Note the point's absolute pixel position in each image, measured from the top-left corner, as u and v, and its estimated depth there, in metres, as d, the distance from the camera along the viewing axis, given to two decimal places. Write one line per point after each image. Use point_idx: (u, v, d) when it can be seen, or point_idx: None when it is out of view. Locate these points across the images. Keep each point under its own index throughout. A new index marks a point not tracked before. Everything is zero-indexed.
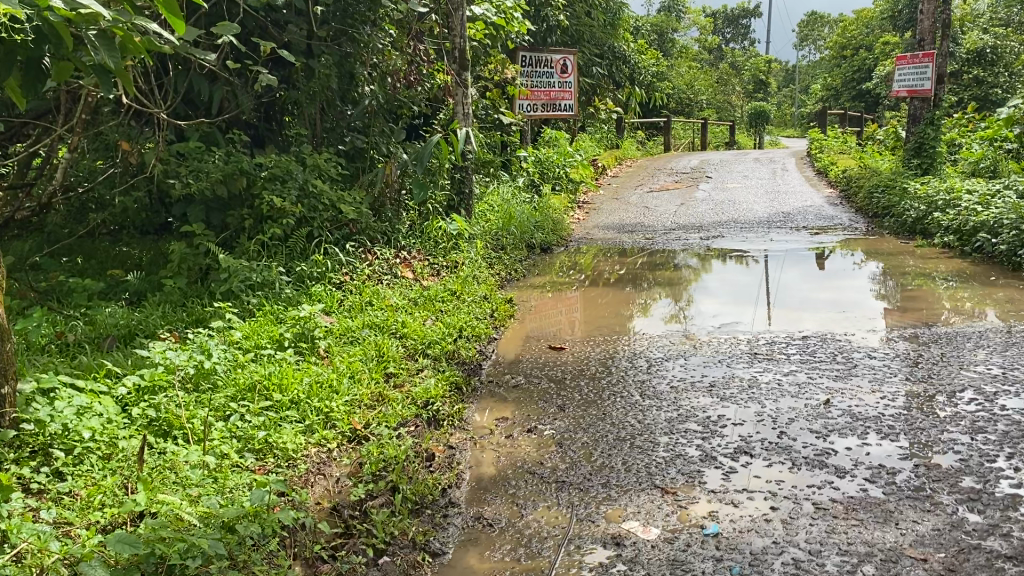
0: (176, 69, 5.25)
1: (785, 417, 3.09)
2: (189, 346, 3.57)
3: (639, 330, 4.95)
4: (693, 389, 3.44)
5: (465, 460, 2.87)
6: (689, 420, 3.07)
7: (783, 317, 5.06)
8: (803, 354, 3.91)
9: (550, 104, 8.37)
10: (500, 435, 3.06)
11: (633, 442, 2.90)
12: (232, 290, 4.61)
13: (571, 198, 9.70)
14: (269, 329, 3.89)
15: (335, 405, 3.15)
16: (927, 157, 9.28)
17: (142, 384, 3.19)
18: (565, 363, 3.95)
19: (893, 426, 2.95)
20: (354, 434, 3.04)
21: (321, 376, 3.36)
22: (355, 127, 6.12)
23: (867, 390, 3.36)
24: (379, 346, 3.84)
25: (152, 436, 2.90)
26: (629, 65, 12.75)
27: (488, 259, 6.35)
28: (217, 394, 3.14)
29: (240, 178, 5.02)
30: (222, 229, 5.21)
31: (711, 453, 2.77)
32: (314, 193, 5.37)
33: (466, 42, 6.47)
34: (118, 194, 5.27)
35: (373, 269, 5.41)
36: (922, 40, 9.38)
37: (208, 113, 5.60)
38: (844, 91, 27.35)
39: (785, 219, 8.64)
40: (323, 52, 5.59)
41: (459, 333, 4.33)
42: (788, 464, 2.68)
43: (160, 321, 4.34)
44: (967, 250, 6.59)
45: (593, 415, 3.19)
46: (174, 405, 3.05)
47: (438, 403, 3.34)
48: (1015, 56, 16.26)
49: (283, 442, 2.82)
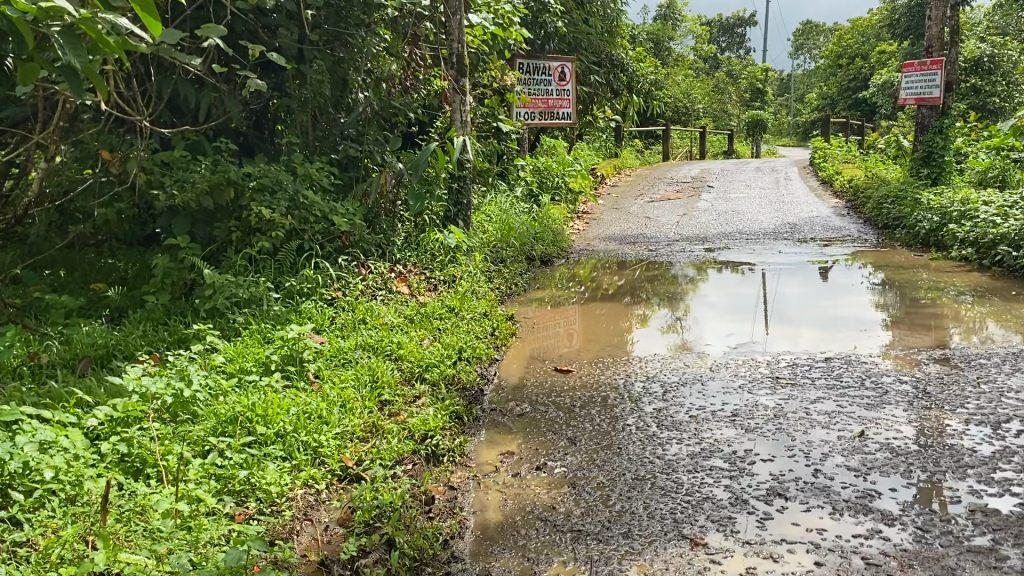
0: (160, 74, 5.00)
1: (819, 452, 2.82)
2: (168, 373, 3.29)
3: (643, 346, 4.65)
4: (714, 419, 3.18)
5: (468, 504, 2.59)
6: (714, 455, 2.81)
7: (794, 332, 4.80)
8: (828, 378, 3.65)
9: (548, 112, 8.18)
10: (505, 473, 2.79)
11: (654, 482, 2.63)
12: (218, 307, 4.33)
13: (571, 208, 9.45)
14: (255, 351, 3.62)
15: (325, 439, 2.87)
16: (937, 166, 9.19)
17: (114, 414, 2.91)
18: (571, 389, 3.66)
19: (939, 463, 2.68)
20: (346, 472, 2.77)
21: (309, 406, 3.07)
22: (348, 135, 5.85)
23: (903, 420, 3.09)
24: (373, 369, 3.56)
25: (122, 475, 2.61)
26: (629, 73, 12.47)
27: (487, 273, 6.09)
28: (195, 427, 2.85)
29: (227, 189, 4.75)
30: (208, 243, 4.96)
31: (742, 496, 2.50)
32: (306, 204, 5.06)
33: (464, 47, 6.22)
34: (99, 205, 5.00)
35: (367, 284, 5.14)
36: (928, 46, 9.17)
37: (195, 120, 5.31)
38: (840, 100, 27.23)
39: (792, 230, 8.38)
40: (315, 57, 5.34)
41: (458, 355, 4.05)
42: (828, 508, 2.41)
43: (141, 341, 4.07)
44: (985, 263, 6.35)
45: (608, 449, 2.92)
46: (148, 438, 2.76)
47: (437, 436, 3.06)
48: (1012, 64, 16.09)
49: (267, 483, 2.54)
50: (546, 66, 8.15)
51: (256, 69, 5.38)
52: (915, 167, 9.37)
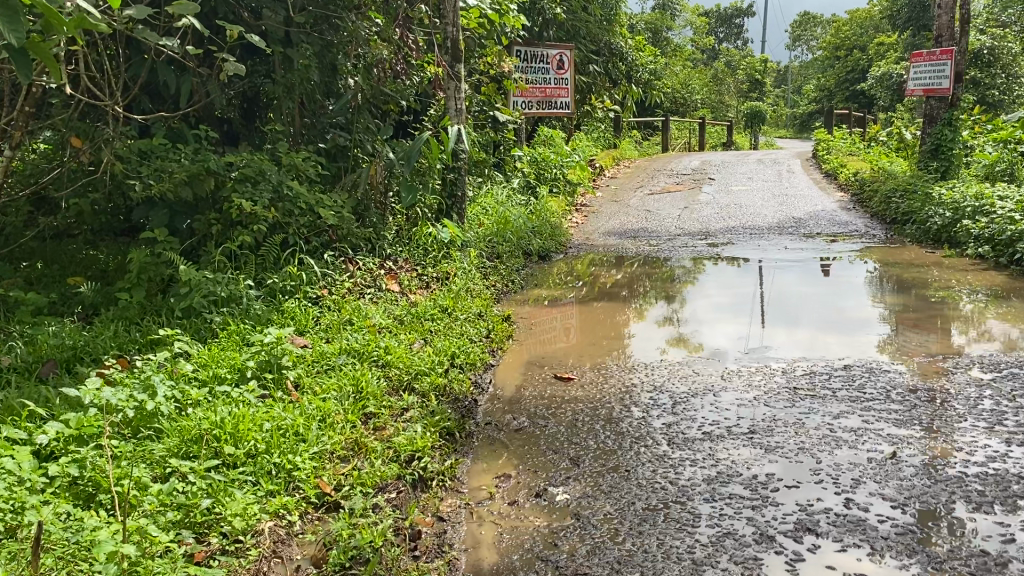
0: (136, 56, 4.68)
1: (848, 476, 2.55)
2: (129, 382, 2.98)
3: (638, 345, 4.34)
4: (730, 436, 2.90)
5: (459, 539, 2.33)
6: (732, 481, 2.53)
7: (804, 333, 4.51)
8: (850, 390, 3.37)
9: (546, 102, 7.88)
10: (501, 501, 2.51)
11: (668, 513, 2.36)
12: (194, 306, 4.02)
13: (569, 200, 9.14)
14: (229, 356, 3.33)
15: (301, 460, 2.59)
16: (945, 160, 8.88)
17: (67, 431, 2.59)
18: (571, 400, 3.38)
19: (985, 493, 2.41)
20: (322, 500, 2.50)
21: (284, 421, 2.79)
22: (337, 123, 5.54)
23: (939, 440, 2.81)
24: (357, 378, 3.28)
25: (72, 503, 2.31)
26: (629, 62, 12.13)
27: (482, 270, 5.79)
28: (156, 446, 2.55)
29: (207, 179, 4.42)
30: (187, 236, 4.64)
31: (767, 532, 2.23)
32: (290, 195, 4.74)
33: (459, 30, 5.88)
34: (72, 194, 4.66)
35: (354, 282, 4.85)
36: (938, 36, 8.89)
37: (176, 106, 4.99)
38: (839, 91, 26.92)
39: (797, 225, 8.10)
40: (303, 41, 5.02)
41: (451, 362, 3.76)
42: (866, 548, 2.14)
43: (111, 342, 3.77)
44: (1002, 261, 6.08)
45: (615, 473, 2.63)
46: (103, 460, 2.45)
47: (424, 458, 2.78)
48: (1011, 56, 15.79)
49: (233, 515, 2.27)
50: (544, 54, 7.85)
51: (237, 52, 5.05)
52: (924, 160, 9.08)
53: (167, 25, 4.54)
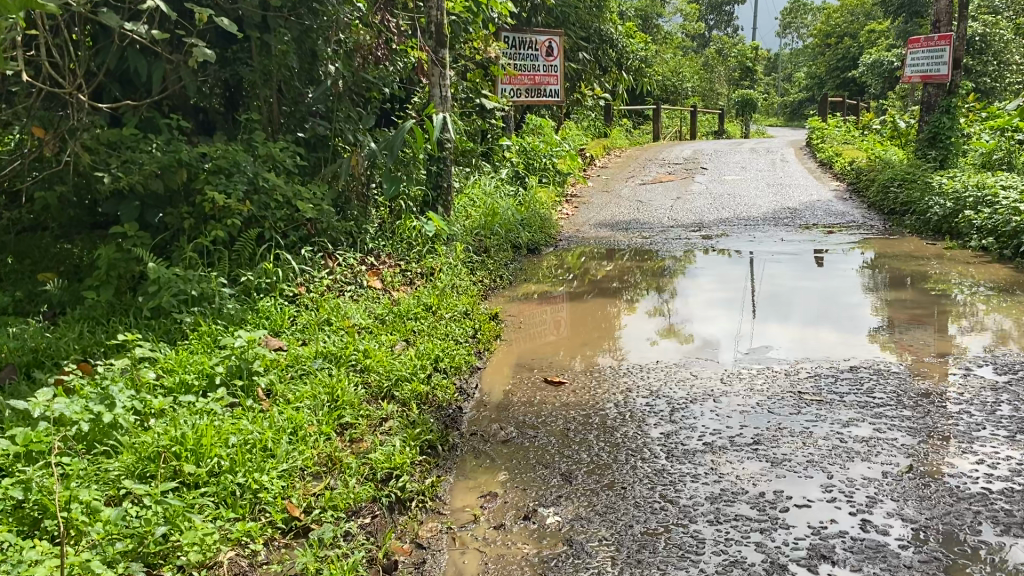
0: (101, 40, 4.39)
1: (863, 494, 2.35)
2: (87, 391, 2.74)
3: (627, 343, 4.10)
4: (733, 448, 2.70)
5: (440, 570, 2.12)
6: (738, 500, 2.33)
7: (803, 330, 4.29)
8: (858, 394, 3.17)
9: (535, 89, 7.65)
10: (487, 525, 2.31)
11: (669, 538, 2.15)
12: (163, 305, 3.78)
13: (559, 191, 8.92)
14: (197, 361, 3.09)
15: (268, 480, 2.37)
16: (943, 148, 8.69)
17: (14, 448, 2.33)
18: (560, 407, 3.17)
19: (1013, 514, 2.21)
20: (290, 525, 2.29)
21: (252, 435, 2.56)
22: (317, 111, 5.29)
23: (958, 452, 2.61)
24: (332, 385, 3.06)
25: (13, 530, 2.06)
26: (621, 49, 11.85)
27: (469, 264, 5.57)
28: (110, 465, 2.30)
29: (178, 171, 4.17)
30: (159, 230, 4.38)
31: (778, 560, 2.03)
32: (267, 187, 4.49)
33: (444, 14, 5.63)
34: (38, 187, 4.38)
35: (334, 279, 4.63)
36: (937, 21, 8.66)
37: (147, 94, 4.72)
38: (829, 79, 26.78)
39: (792, 216, 7.90)
40: (280, 26, 4.74)
41: (434, 366, 3.54)
42: None
43: (74, 345, 3.52)
44: (1005, 253, 5.89)
45: (611, 492, 2.42)
46: (49, 478, 2.19)
47: (403, 475, 2.57)
48: (1003, 43, 15.62)
49: (190, 543, 2.05)
50: (533, 40, 7.61)
51: (211, 37, 4.78)
52: (921, 149, 8.90)
53: (134, 8, 4.26)
